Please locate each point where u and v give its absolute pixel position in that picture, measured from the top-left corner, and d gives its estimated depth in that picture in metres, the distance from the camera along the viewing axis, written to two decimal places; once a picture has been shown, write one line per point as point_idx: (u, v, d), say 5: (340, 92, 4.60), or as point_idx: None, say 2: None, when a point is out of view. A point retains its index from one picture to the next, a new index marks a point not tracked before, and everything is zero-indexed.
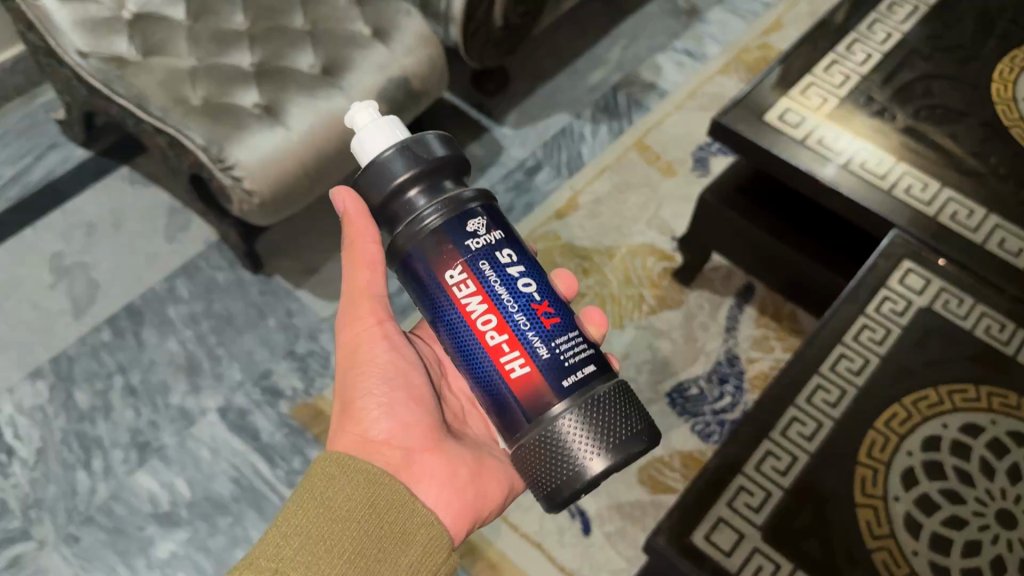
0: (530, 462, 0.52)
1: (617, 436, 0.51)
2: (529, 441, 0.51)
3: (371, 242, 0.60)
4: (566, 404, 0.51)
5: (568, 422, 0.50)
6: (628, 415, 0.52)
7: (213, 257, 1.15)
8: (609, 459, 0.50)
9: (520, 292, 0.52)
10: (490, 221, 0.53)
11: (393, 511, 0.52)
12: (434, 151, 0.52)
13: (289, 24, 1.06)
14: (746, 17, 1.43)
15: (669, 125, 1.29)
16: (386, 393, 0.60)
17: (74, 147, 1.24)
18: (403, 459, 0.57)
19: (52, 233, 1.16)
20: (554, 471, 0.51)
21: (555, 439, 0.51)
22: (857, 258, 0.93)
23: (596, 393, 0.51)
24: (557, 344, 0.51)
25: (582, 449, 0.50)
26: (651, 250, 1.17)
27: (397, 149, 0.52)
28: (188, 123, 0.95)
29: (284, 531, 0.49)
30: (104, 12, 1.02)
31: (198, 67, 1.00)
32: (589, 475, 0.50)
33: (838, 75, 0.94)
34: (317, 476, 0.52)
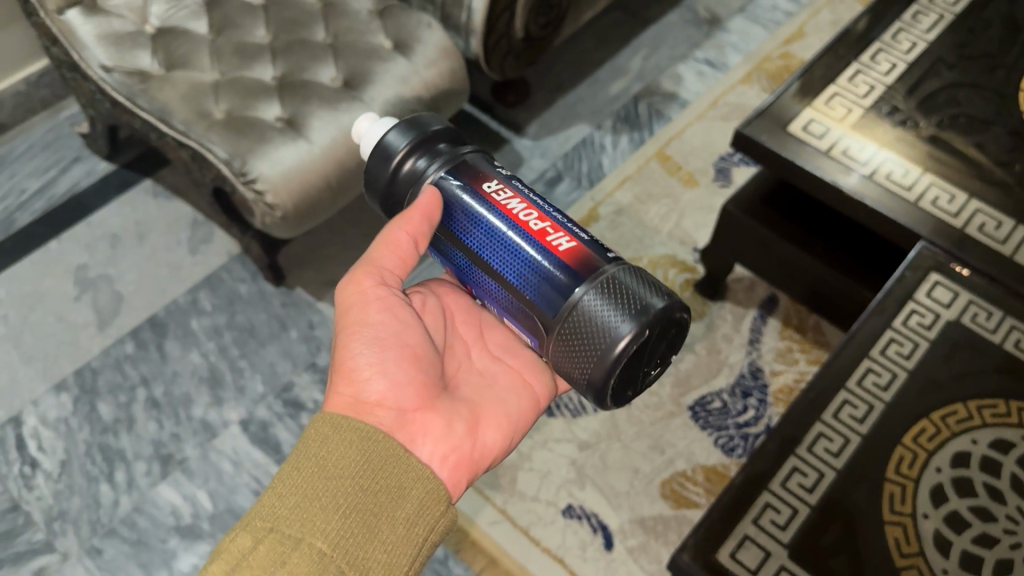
0: (568, 353, 0.55)
1: (639, 303, 0.53)
2: (561, 331, 0.55)
3: (405, 236, 0.59)
4: (589, 283, 0.54)
5: (588, 302, 0.54)
6: (647, 289, 0.55)
7: (235, 269, 1.15)
8: (635, 325, 0.53)
9: (549, 203, 0.59)
10: (489, 163, 0.61)
11: (387, 464, 0.55)
12: (428, 122, 0.61)
13: (311, 36, 1.06)
14: (767, 26, 1.42)
15: (690, 135, 1.29)
16: (377, 354, 0.61)
17: (98, 160, 1.26)
18: (395, 420, 0.60)
19: (76, 245, 1.17)
20: (588, 351, 0.54)
21: (581, 320, 0.54)
22: (883, 270, 0.92)
23: (612, 273, 0.55)
24: (590, 234, 0.58)
25: (605, 320, 0.53)
26: (672, 261, 1.16)
27: (395, 127, 0.61)
28: (211, 138, 0.96)
29: (280, 491, 0.53)
30: (128, 27, 1.03)
31: (221, 80, 1.01)
32: (618, 345, 0.53)
33: (862, 85, 0.93)
34: (313, 437, 0.56)
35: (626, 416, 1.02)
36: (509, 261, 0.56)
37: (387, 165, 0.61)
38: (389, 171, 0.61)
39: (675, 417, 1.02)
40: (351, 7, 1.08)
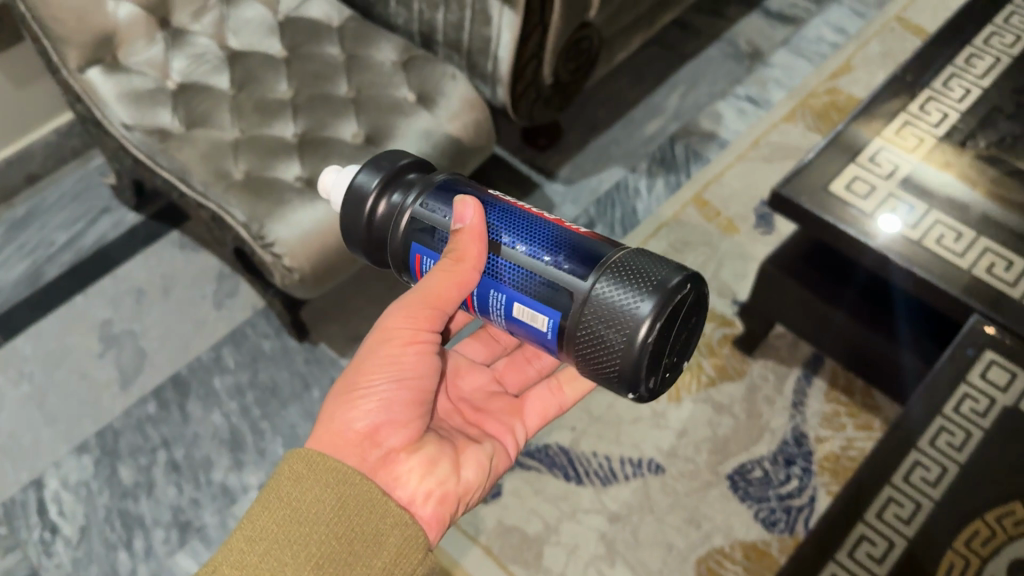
0: (592, 347, 0.51)
1: (651, 278, 0.50)
2: (581, 325, 0.51)
3: (472, 272, 0.54)
4: (600, 267, 0.51)
5: (600, 290, 0.50)
6: (658, 263, 0.51)
7: (260, 324, 1.13)
8: (654, 297, 0.49)
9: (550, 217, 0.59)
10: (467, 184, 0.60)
11: (364, 511, 0.54)
12: (396, 157, 0.61)
13: (333, 90, 1.03)
14: (812, 59, 1.36)
15: (730, 177, 1.23)
16: (389, 388, 0.59)
17: (126, 211, 1.25)
18: (380, 458, 0.58)
19: (103, 300, 1.16)
20: (615, 336, 0.50)
21: (600, 305, 0.50)
22: (940, 339, 0.85)
23: (617, 257, 0.52)
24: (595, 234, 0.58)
25: (623, 300, 0.49)
26: (711, 314, 1.10)
27: (363, 168, 0.60)
28: (229, 200, 0.93)
29: (250, 534, 0.53)
30: (149, 84, 1.01)
31: (241, 138, 0.98)
32: (645, 323, 0.49)
33: (911, 137, 0.87)
34: (286, 475, 0.55)
35: (659, 485, 0.96)
36: (528, 241, 0.54)
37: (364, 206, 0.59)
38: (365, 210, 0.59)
39: (711, 487, 0.96)
40: (374, 60, 1.05)
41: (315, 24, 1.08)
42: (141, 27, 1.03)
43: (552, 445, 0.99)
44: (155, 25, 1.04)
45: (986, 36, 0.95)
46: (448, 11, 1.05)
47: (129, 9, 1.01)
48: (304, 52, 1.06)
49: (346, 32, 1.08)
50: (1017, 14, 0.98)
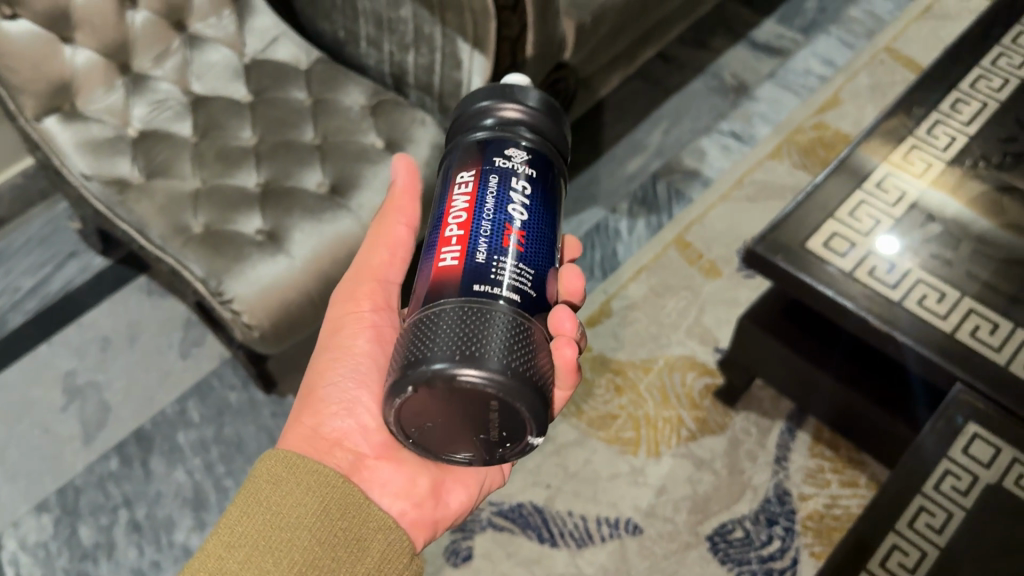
0: (401, 348, 0.51)
1: (478, 347, 0.48)
2: (411, 326, 0.51)
3: (401, 226, 0.69)
4: (460, 303, 0.50)
5: (442, 313, 0.50)
6: (503, 347, 0.48)
7: (227, 375, 1.09)
8: (460, 361, 0.47)
9: (503, 210, 0.53)
10: (526, 161, 0.55)
11: (346, 514, 0.56)
12: (528, 101, 0.58)
13: (299, 136, 1.00)
14: (799, 92, 1.33)
15: (713, 218, 1.19)
16: (351, 389, 0.66)
17: (93, 255, 1.21)
18: (351, 464, 0.63)
19: (67, 349, 1.12)
20: (408, 354, 0.49)
21: (428, 326, 0.50)
22: (909, 390, 0.85)
23: (490, 312, 0.49)
24: (500, 258, 0.52)
25: (438, 339, 0.48)
26: (691, 363, 1.06)
27: (499, 86, 0.59)
28: (187, 256, 0.90)
29: (229, 538, 0.54)
30: (107, 131, 0.98)
31: (201, 190, 0.95)
32: (427, 365, 0.48)
33: (893, 190, 0.84)
34: (266, 478, 0.56)
35: (636, 547, 0.93)
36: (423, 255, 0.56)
37: (470, 107, 0.59)
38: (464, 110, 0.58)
39: (691, 548, 0.92)
40: (342, 105, 1.02)
41: (282, 67, 1.05)
42: (100, 73, 1.00)
43: (526, 504, 0.96)
44: (115, 71, 1.01)
45: (973, 80, 0.92)
46: (418, 54, 1.02)
47: (87, 56, 0.98)
48: (269, 97, 1.03)
49: (314, 75, 1.05)
50: (1005, 56, 0.95)
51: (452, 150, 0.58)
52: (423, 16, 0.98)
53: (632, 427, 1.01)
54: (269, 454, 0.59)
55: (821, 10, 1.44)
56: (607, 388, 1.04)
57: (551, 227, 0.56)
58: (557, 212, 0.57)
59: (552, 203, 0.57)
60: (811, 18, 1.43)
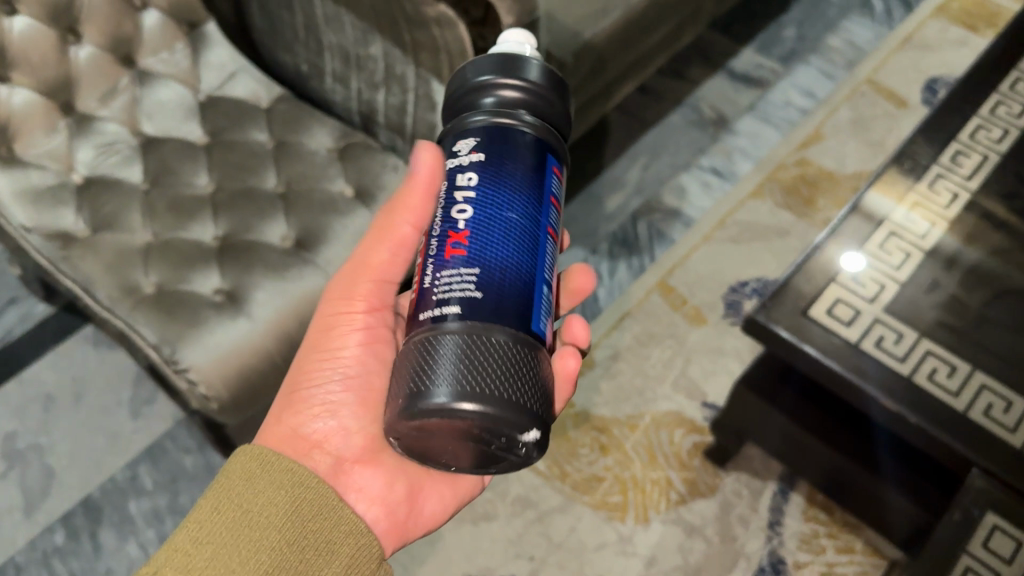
0: (402, 368, 0.49)
1: (481, 384, 0.46)
2: (414, 346, 0.49)
3: (406, 226, 0.62)
4: (454, 325, 0.48)
5: (445, 342, 0.48)
6: (507, 379, 0.47)
7: (182, 437, 1.02)
8: (463, 399, 0.45)
9: (448, 218, 0.52)
10: (488, 141, 0.53)
11: (319, 517, 0.55)
12: (528, 75, 0.54)
13: (259, 183, 0.92)
14: (780, 125, 1.29)
15: (696, 260, 1.15)
16: (336, 391, 0.64)
17: (35, 302, 1.12)
18: (330, 467, 0.62)
19: (5, 408, 1.03)
20: (409, 382, 0.48)
21: (430, 353, 0.48)
22: (905, 455, 0.82)
23: (492, 340, 0.47)
24: (442, 275, 0.50)
25: (441, 373, 0.46)
26: (678, 420, 1.01)
27: (490, 56, 0.56)
28: (138, 319, 0.82)
29: (197, 533, 0.52)
30: (49, 179, 0.89)
31: (153, 244, 0.87)
32: (431, 398, 0.46)
33: (896, 251, 0.81)
34: (239, 474, 0.55)
35: None
36: None
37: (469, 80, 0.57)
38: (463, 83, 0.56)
39: None
40: (307, 148, 0.95)
41: (241, 106, 0.97)
42: (40, 114, 0.91)
43: None
44: (56, 110, 0.93)
45: (972, 130, 0.89)
46: (388, 94, 0.96)
47: (25, 95, 0.90)
48: (228, 139, 0.95)
49: (275, 114, 0.97)
50: (1003, 104, 0.91)
51: (444, 136, 0.56)
52: (395, 54, 0.91)
53: (619, 490, 0.96)
54: (242, 449, 0.57)
55: (800, 39, 1.40)
56: (591, 448, 0.99)
57: (516, 209, 0.52)
58: (534, 187, 0.53)
59: (524, 180, 0.53)
60: (790, 47, 1.39)
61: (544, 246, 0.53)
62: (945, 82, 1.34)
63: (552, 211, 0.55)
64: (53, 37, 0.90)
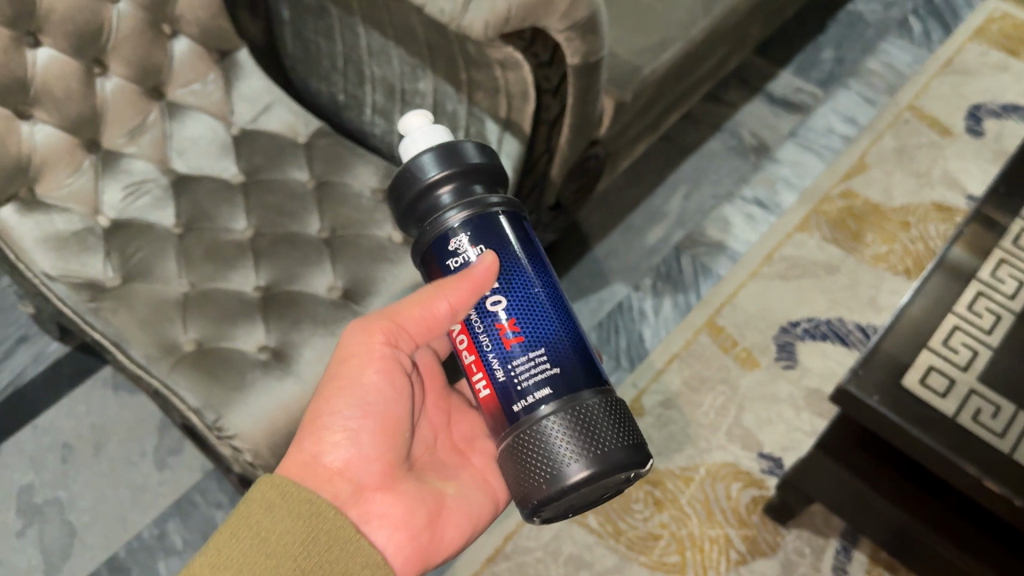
0: (515, 462, 0.55)
1: (599, 445, 0.53)
2: (517, 441, 0.54)
3: (445, 304, 0.56)
4: (551, 408, 0.54)
5: (550, 426, 0.53)
6: (614, 431, 0.54)
7: (212, 490, 0.97)
8: (591, 466, 0.52)
9: (487, 312, 0.56)
10: (481, 232, 0.56)
11: (334, 547, 0.54)
12: (467, 155, 0.58)
13: (302, 229, 0.87)
14: (822, 153, 1.25)
15: (744, 298, 1.10)
16: (355, 419, 0.60)
17: (48, 340, 1.05)
18: (351, 494, 0.59)
19: (21, 458, 0.97)
20: (534, 472, 0.54)
21: (540, 440, 0.54)
22: (994, 529, 0.76)
23: (584, 404, 0.54)
24: (513, 367, 0.55)
25: (565, 452, 0.53)
26: (735, 472, 0.97)
27: (431, 149, 0.58)
28: (179, 381, 0.76)
29: (215, 561, 0.52)
30: (74, 224, 0.83)
31: (190, 295, 0.81)
32: (568, 477, 0.52)
33: (986, 314, 0.77)
34: (257, 504, 0.54)
35: None
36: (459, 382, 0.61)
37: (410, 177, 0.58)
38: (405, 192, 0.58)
39: None
40: (351, 189, 0.89)
41: (278, 142, 0.92)
42: (64, 152, 0.84)
43: None
44: (80, 147, 0.85)
45: None
46: None
47: (46, 130, 0.82)
48: (265, 179, 0.89)
49: (315, 151, 0.92)
50: None
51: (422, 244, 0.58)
52: (447, 91, 0.86)
53: (677, 550, 0.92)
54: (261, 477, 0.56)
55: (839, 61, 1.36)
56: (645, 504, 0.94)
57: (536, 279, 0.57)
58: (533, 252, 0.58)
59: (532, 255, 0.58)
60: (829, 70, 1.35)
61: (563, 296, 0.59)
62: (988, 110, 1.31)
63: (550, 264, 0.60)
64: (78, 67, 0.82)
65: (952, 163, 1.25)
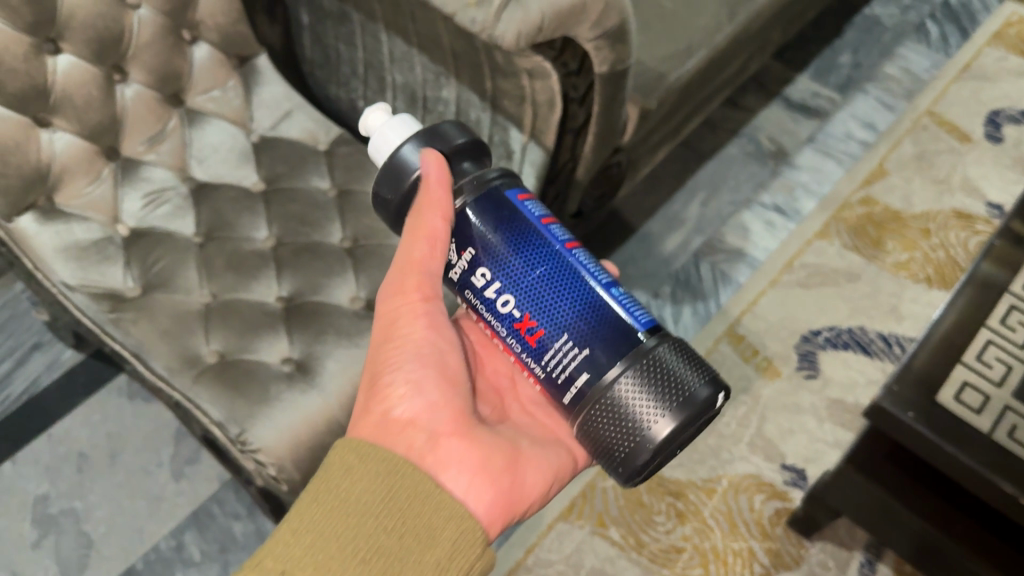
0: (594, 433, 0.52)
1: (681, 392, 0.51)
2: (591, 413, 0.52)
3: (438, 219, 0.55)
4: (617, 370, 0.52)
5: (626, 387, 0.51)
6: (691, 374, 0.52)
7: (229, 501, 0.96)
8: (679, 417, 0.51)
9: (503, 314, 0.55)
10: (476, 214, 0.56)
11: (416, 503, 0.51)
12: (450, 136, 0.59)
13: (324, 238, 0.86)
14: (842, 159, 1.24)
15: (765, 306, 1.09)
16: (417, 369, 0.58)
17: (62, 348, 1.04)
18: (427, 441, 0.55)
19: (36, 468, 0.96)
20: (620, 439, 0.52)
21: (617, 406, 0.51)
22: None
23: (655, 355, 0.52)
24: (546, 363, 0.54)
25: (646, 412, 0.50)
26: (758, 484, 0.96)
27: (409, 141, 0.58)
28: (201, 395, 0.75)
29: (296, 525, 0.50)
30: (94, 233, 0.81)
31: (212, 306, 0.80)
32: (659, 435, 0.51)
33: (1020, 327, 0.76)
34: (336, 467, 0.52)
35: None
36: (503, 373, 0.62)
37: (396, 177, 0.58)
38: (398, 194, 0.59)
39: None
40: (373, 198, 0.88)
41: (298, 149, 0.91)
42: (83, 160, 0.82)
43: None
44: (99, 155, 0.84)
45: None
46: None
47: (65, 138, 0.81)
48: (286, 187, 0.88)
49: (336, 159, 0.91)
50: None
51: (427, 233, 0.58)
52: (471, 99, 0.85)
53: (701, 564, 0.91)
54: (336, 445, 0.55)
55: (856, 66, 1.35)
56: (667, 516, 0.93)
57: (532, 254, 0.54)
58: (521, 222, 0.55)
59: (524, 225, 0.55)
60: (847, 75, 1.34)
61: (574, 254, 0.55)
62: (1007, 116, 1.30)
63: (550, 220, 0.56)
64: (97, 74, 0.81)
65: (972, 169, 1.24)
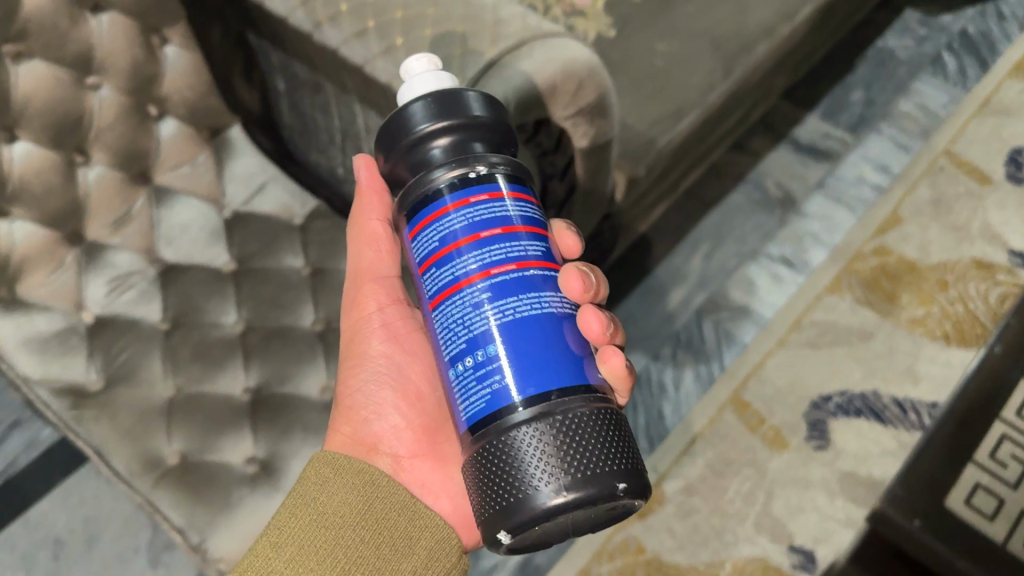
0: (481, 474, 0.46)
1: (585, 467, 0.45)
2: (483, 451, 0.46)
3: (375, 222, 0.62)
4: (518, 419, 0.45)
5: (524, 437, 0.45)
6: (605, 450, 0.46)
7: None
8: (573, 492, 0.44)
9: None
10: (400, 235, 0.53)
11: (391, 514, 0.54)
12: (469, 106, 0.51)
13: (296, 321, 0.83)
14: (854, 206, 1.18)
15: (773, 369, 1.04)
16: (378, 393, 0.62)
17: (41, 425, 1.01)
18: (392, 466, 0.60)
19: (11, 556, 0.93)
20: (504, 491, 0.45)
21: (511, 453, 0.45)
22: None
23: (571, 415, 0.46)
24: None
25: (539, 473, 0.44)
26: (763, 568, 0.91)
27: (424, 96, 0.51)
28: (162, 499, 0.70)
29: (276, 538, 0.52)
30: (55, 323, 0.78)
31: (176, 400, 0.76)
32: (543, 502, 0.44)
33: None
34: (313, 479, 0.54)
35: None
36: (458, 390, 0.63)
37: (403, 123, 0.51)
38: (392, 139, 0.52)
39: None
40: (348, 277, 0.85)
41: (270, 225, 0.87)
42: (44, 247, 0.79)
43: None
44: (60, 242, 0.80)
45: None
46: None
47: (25, 228, 0.78)
48: (258, 266, 0.85)
49: (310, 235, 0.87)
50: None
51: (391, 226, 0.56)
52: None
53: None
54: (314, 455, 0.57)
55: (869, 103, 1.29)
56: None
57: (472, 259, 0.48)
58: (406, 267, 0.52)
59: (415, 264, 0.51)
60: (859, 113, 1.28)
61: (525, 273, 0.48)
62: None
63: (526, 229, 0.49)
64: (56, 159, 0.77)
65: (993, 214, 1.17)
